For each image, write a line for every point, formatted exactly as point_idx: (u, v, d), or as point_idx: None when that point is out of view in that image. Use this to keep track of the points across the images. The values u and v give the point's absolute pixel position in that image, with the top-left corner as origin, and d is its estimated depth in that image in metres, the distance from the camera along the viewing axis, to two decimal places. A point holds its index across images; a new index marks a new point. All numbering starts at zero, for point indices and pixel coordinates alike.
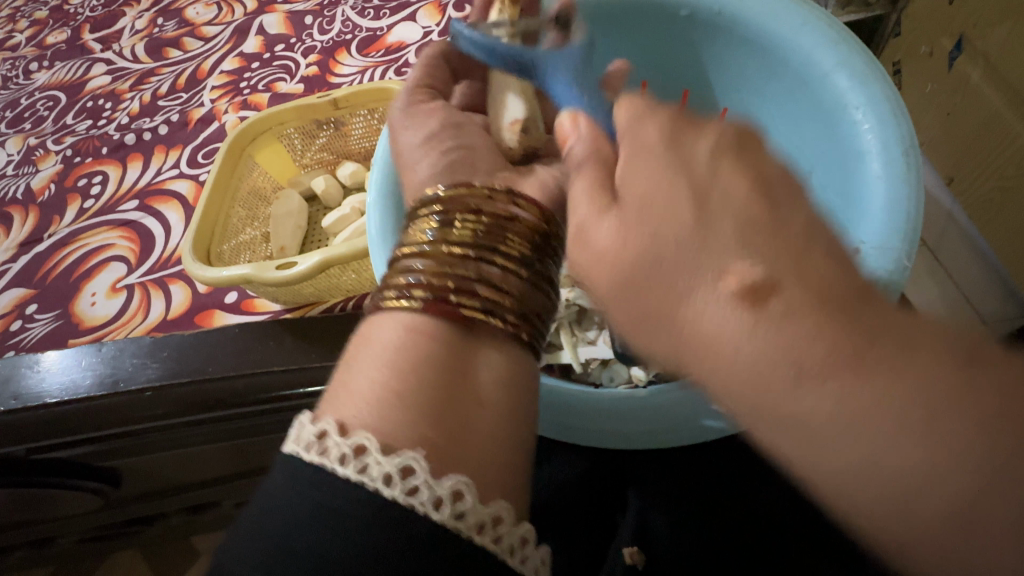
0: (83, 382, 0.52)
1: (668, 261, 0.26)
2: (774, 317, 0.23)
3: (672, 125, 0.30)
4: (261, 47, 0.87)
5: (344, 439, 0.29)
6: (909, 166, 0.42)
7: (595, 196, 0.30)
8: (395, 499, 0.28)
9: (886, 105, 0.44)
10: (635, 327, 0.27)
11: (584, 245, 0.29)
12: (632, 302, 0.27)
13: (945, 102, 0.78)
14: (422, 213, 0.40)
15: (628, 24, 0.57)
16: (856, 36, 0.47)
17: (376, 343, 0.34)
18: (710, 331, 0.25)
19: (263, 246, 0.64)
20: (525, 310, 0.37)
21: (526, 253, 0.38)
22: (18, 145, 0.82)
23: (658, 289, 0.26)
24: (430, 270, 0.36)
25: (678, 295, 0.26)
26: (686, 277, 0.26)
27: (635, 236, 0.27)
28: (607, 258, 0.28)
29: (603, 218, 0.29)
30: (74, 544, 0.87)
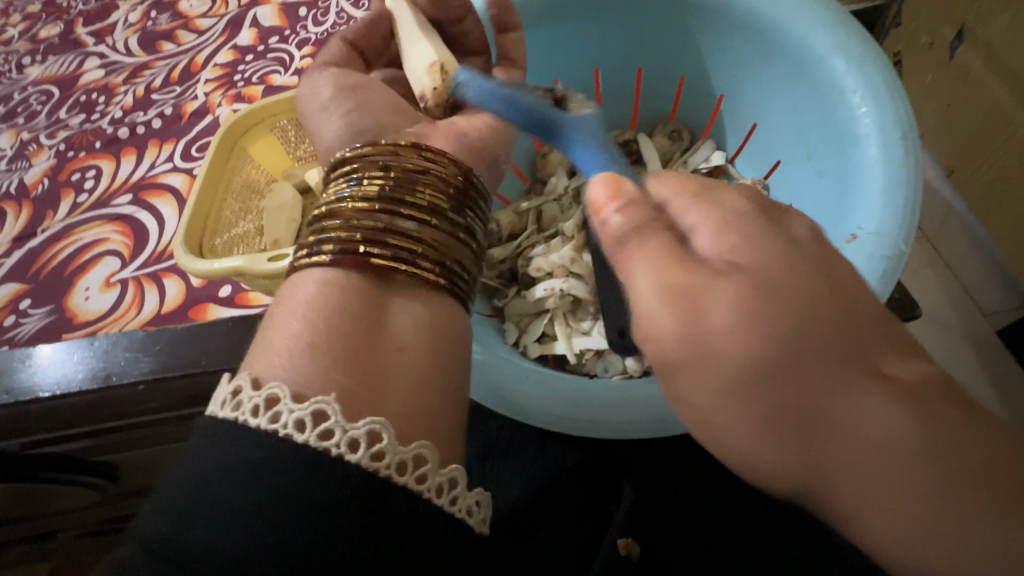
0: (74, 376, 0.52)
1: (812, 349, 0.23)
2: (926, 401, 0.22)
3: (752, 200, 0.29)
4: (254, 39, 0.86)
5: (256, 392, 0.30)
6: (907, 150, 0.41)
7: (694, 267, 0.26)
8: (307, 443, 0.28)
9: (882, 88, 0.44)
10: (765, 420, 0.23)
11: (697, 330, 0.25)
12: (766, 391, 0.23)
13: (946, 91, 0.77)
14: (335, 173, 0.40)
15: (625, 11, 0.56)
16: (851, 17, 0.46)
17: (293, 302, 0.35)
18: (874, 439, 0.22)
19: (257, 240, 0.63)
20: (441, 258, 0.37)
21: (440, 203, 0.38)
22: (11, 139, 0.81)
23: (808, 399, 0.23)
24: (339, 229, 0.36)
25: (831, 395, 0.23)
26: (837, 371, 0.23)
27: (770, 328, 0.24)
28: (736, 344, 0.24)
29: (714, 296, 0.25)
30: (74, 539, 0.87)
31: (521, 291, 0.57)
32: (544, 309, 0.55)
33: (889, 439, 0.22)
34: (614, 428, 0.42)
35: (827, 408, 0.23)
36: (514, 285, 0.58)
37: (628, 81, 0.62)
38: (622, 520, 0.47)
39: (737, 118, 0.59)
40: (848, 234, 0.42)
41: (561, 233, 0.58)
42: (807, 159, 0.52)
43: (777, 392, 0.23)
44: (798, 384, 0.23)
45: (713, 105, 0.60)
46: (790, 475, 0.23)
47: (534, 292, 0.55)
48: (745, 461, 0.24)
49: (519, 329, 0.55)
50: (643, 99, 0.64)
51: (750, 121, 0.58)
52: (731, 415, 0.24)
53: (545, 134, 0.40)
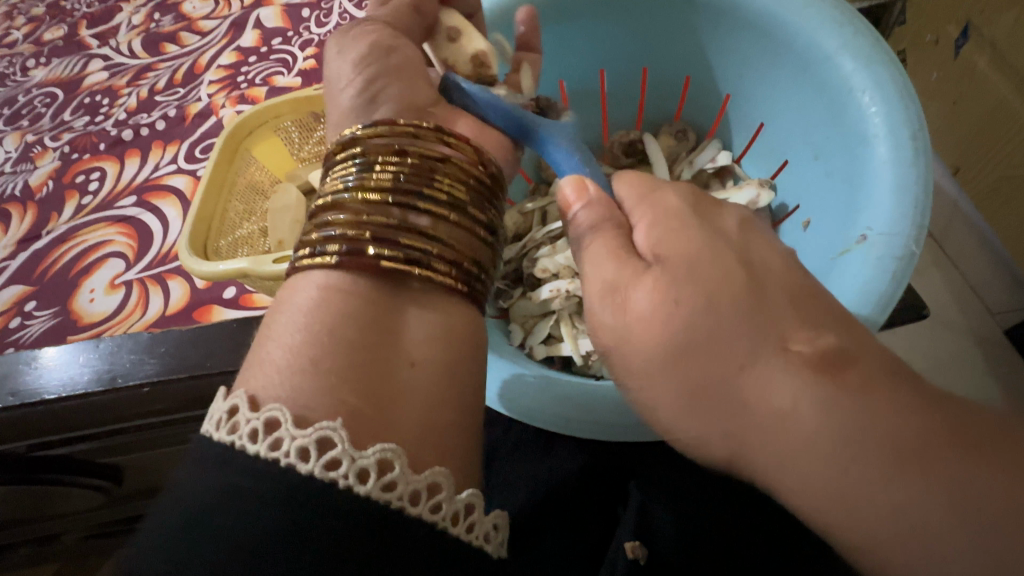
0: (79, 379, 0.51)
1: (723, 331, 0.28)
2: (850, 385, 0.25)
3: (692, 201, 0.34)
4: (258, 40, 0.86)
5: (254, 414, 0.30)
6: (917, 149, 0.41)
7: (629, 259, 0.32)
8: (313, 474, 0.28)
9: (892, 87, 0.43)
10: (686, 400, 0.28)
11: (623, 310, 0.31)
12: (688, 369, 0.28)
13: (952, 90, 0.77)
14: (341, 158, 0.39)
15: (629, 11, 0.56)
16: (859, 16, 0.46)
17: (295, 305, 0.35)
18: (778, 407, 0.26)
19: (261, 241, 0.62)
20: (455, 256, 0.37)
21: (457, 196, 0.39)
22: (16, 142, 0.81)
23: (709, 359, 0.28)
24: (348, 223, 0.36)
25: (733, 368, 0.27)
26: (745, 351, 0.27)
27: (678, 312, 0.29)
28: (651, 327, 0.29)
29: (641, 279, 0.31)
30: (81, 540, 0.87)
31: (527, 292, 0.56)
32: (549, 311, 0.54)
33: (792, 409, 0.26)
34: (627, 434, 0.42)
35: (732, 382, 0.27)
36: (520, 286, 0.57)
37: (632, 83, 0.62)
38: (631, 525, 0.46)
39: (744, 118, 0.59)
40: (857, 235, 0.42)
41: (565, 234, 0.57)
42: (814, 159, 0.52)
43: (688, 363, 0.28)
44: (710, 356, 0.28)
45: (719, 105, 0.60)
46: (715, 434, 0.28)
47: (540, 292, 0.54)
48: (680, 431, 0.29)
49: (525, 330, 0.55)
50: (648, 99, 0.63)
51: (757, 122, 0.58)
52: (658, 378, 0.29)
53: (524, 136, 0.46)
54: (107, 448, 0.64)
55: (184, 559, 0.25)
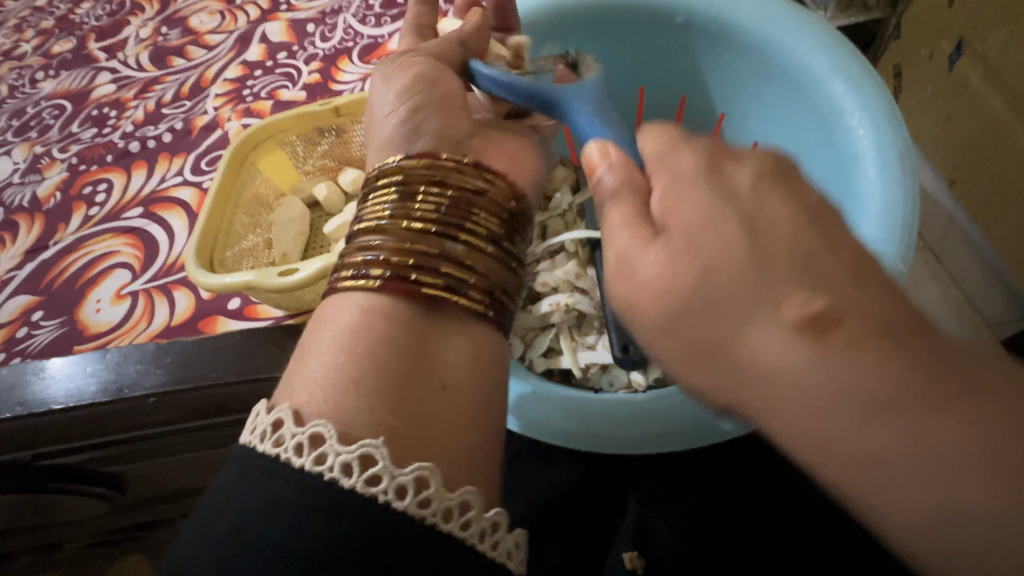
0: (86, 389, 0.52)
1: (723, 290, 0.26)
2: (834, 346, 0.24)
3: (708, 158, 0.30)
4: (263, 55, 0.87)
5: (300, 428, 0.31)
6: (904, 171, 0.42)
7: (636, 229, 0.30)
8: (355, 489, 0.29)
9: (881, 111, 0.44)
10: (687, 353, 0.27)
11: (630, 277, 0.30)
12: (687, 330, 0.27)
13: (945, 104, 0.78)
14: (383, 186, 0.40)
15: (626, 32, 0.57)
16: (849, 41, 0.47)
17: (339, 325, 0.36)
18: (769, 365, 0.25)
19: (264, 253, 0.64)
20: (490, 287, 0.39)
21: (494, 231, 0.40)
22: (24, 153, 0.83)
23: (710, 318, 0.26)
24: (394, 249, 0.37)
25: (730, 330, 0.26)
26: (741, 308, 0.26)
27: (681, 269, 0.27)
28: (658, 284, 0.28)
29: (648, 248, 0.29)
30: (81, 549, 0.88)
31: (528, 305, 0.57)
32: (549, 324, 0.55)
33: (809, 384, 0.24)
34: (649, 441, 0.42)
35: (729, 341, 0.26)
36: (520, 299, 0.58)
37: (630, 100, 0.63)
38: (631, 535, 0.47)
39: (738, 137, 0.60)
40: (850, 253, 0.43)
41: (564, 249, 0.59)
42: (806, 179, 0.53)
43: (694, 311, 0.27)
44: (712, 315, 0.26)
45: (715, 124, 0.61)
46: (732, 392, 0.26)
47: (540, 306, 0.55)
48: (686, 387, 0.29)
49: (525, 343, 0.56)
50: (646, 115, 0.64)
51: (751, 141, 0.59)
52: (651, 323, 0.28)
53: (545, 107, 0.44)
54: (110, 457, 0.64)
55: (228, 555, 0.27)
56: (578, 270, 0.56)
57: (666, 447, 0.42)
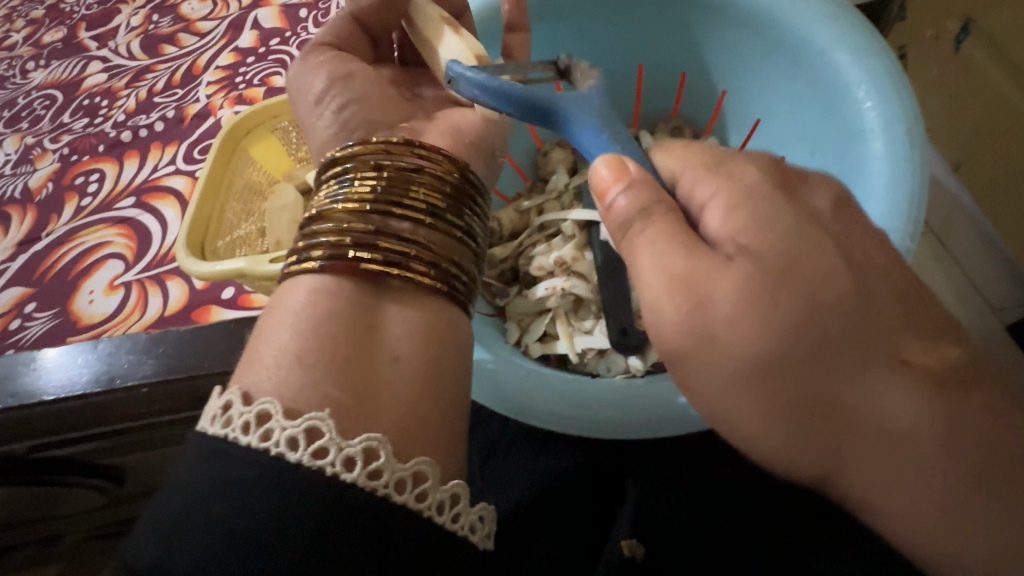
0: (78, 380, 0.52)
1: (835, 331, 0.27)
2: (962, 398, 0.26)
3: (779, 177, 0.32)
4: (256, 41, 0.86)
5: (246, 407, 0.30)
6: (912, 143, 0.41)
7: (701, 255, 0.29)
8: (300, 462, 0.28)
9: (888, 81, 0.43)
10: (787, 408, 0.27)
11: (698, 308, 0.29)
12: (787, 381, 0.27)
13: (953, 84, 0.76)
14: (326, 176, 0.40)
15: (623, 13, 0.56)
16: (854, 9, 0.46)
17: (283, 309, 0.36)
18: (894, 426, 0.26)
19: (259, 242, 0.61)
20: (436, 259, 0.37)
21: (433, 205, 0.38)
22: (15, 144, 0.81)
23: (818, 371, 0.27)
24: (331, 231, 0.36)
25: (846, 383, 0.26)
26: (857, 362, 0.27)
27: (769, 320, 0.27)
28: (738, 330, 0.28)
29: (726, 270, 0.29)
30: (82, 541, 0.88)
31: (524, 291, 0.56)
32: (546, 309, 0.54)
33: (911, 430, 0.26)
34: (604, 429, 0.42)
35: (844, 394, 0.26)
36: (516, 285, 0.57)
37: (629, 79, 0.61)
38: (630, 520, 0.46)
39: (739, 115, 0.58)
40: None
41: (562, 232, 0.57)
42: (810, 157, 0.52)
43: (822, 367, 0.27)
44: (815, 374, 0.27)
45: (715, 101, 0.59)
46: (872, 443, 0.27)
47: (536, 291, 0.54)
48: (759, 445, 0.29)
49: (521, 328, 0.55)
50: (644, 96, 0.62)
51: (754, 118, 0.57)
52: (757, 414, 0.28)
53: (541, 118, 0.40)
54: (107, 449, 0.64)
55: (177, 544, 0.26)
56: (575, 253, 0.54)
57: (664, 431, 0.41)
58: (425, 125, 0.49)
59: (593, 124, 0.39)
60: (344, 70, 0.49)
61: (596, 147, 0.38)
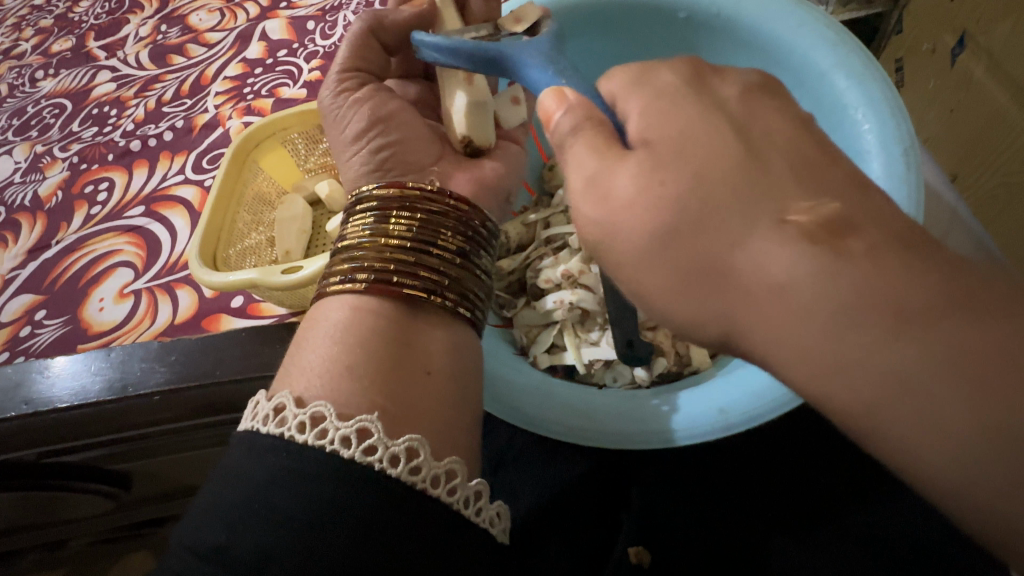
0: (92, 387, 0.52)
1: (718, 204, 0.26)
2: (855, 253, 0.23)
3: (696, 85, 0.31)
4: (263, 52, 0.87)
5: (300, 409, 0.31)
6: (909, 164, 0.42)
7: (612, 150, 0.29)
8: (352, 459, 0.29)
9: (885, 105, 0.45)
10: (679, 279, 0.26)
11: (605, 200, 0.28)
12: (676, 250, 0.26)
13: (949, 98, 0.78)
14: (358, 208, 0.40)
15: (626, 32, 0.57)
16: (851, 34, 0.47)
17: (327, 325, 0.36)
18: (775, 279, 0.24)
19: (268, 251, 0.64)
20: (464, 291, 0.39)
21: (465, 245, 0.40)
22: (25, 152, 0.82)
23: (704, 236, 0.26)
24: (372, 257, 0.37)
25: (727, 246, 0.25)
26: (738, 217, 0.26)
27: (661, 205, 0.26)
28: (638, 211, 0.27)
29: (623, 164, 0.28)
30: (87, 547, 0.88)
31: (531, 302, 0.57)
32: (552, 321, 0.55)
33: (789, 280, 0.24)
34: (636, 439, 0.42)
35: (729, 256, 0.25)
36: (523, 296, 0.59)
37: None
38: (633, 528, 0.49)
39: None
40: None
41: (568, 245, 0.59)
42: None
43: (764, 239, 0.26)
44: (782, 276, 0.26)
45: None
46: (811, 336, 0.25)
47: (544, 303, 0.55)
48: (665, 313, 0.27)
49: (529, 339, 0.56)
50: None
51: None
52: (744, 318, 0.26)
53: (494, 66, 0.42)
54: (116, 455, 0.64)
55: (232, 545, 0.27)
56: (582, 267, 0.55)
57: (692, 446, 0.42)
58: (446, 164, 0.49)
59: (535, 56, 0.40)
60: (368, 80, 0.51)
61: (541, 79, 0.39)
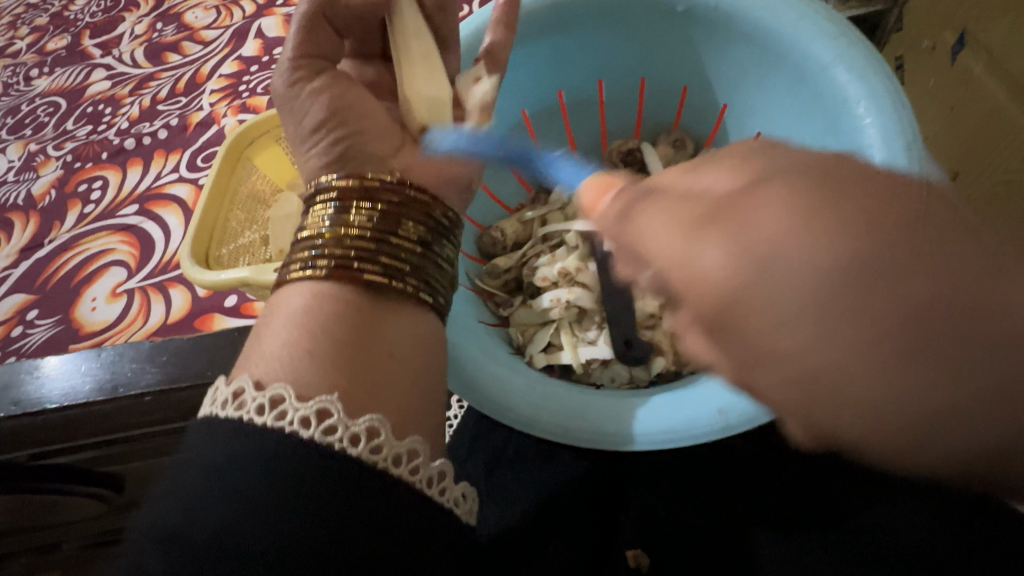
0: (82, 388, 0.52)
1: (899, 257, 0.16)
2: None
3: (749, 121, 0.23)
4: (259, 50, 0.86)
5: (260, 392, 0.30)
6: (911, 160, 0.42)
7: (700, 197, 0.19)
8: (311, 438, 0.29)
9: (887, 99, 0.44)
10: (854, 374, 0.16)
11: (703, 272, 0.18)
12: (849, 331, 0.16)
13: (950, 96, 0.77)
14: (318, 197, 0.39)
15: (623, 25, 0.56)
16: (853, 27, 0.46)
17: (288, 309, 0.35)
18: (992, 359, 0.15)
19: (262, 251, 0.61)
20: (427, 279, 0.38)
21: (426, 235, 0.39)
22: (19, 151, 0.82)
23: (889, 304, 0.15)
24: (330, 247, 0.36)
25: (923, 310, 0.15)
26: (928, 270, 0.16)
27: (811, 261, 0.16)
28: (768, 276, 0.17)
29: (721, 226, 0.18)
30: (81, 549, 0.87)
31: (527, 301, 0.57)
32: (549, 320, 0.55)
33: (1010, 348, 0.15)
34: (612, 440, 0.42)
35: (929, 324, 0.15)
36: (519, 294, 0.58)
37: (631, 90, 0.62)
38: (634, 533, 0.48)
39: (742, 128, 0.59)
40: None
41: (565, 242, 0.58)
42: None
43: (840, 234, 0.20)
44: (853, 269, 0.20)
45: (716, 116, 0.61)
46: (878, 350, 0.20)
47: (540, 301, 0.55)
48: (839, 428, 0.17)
49: (525, 338, 0.56)
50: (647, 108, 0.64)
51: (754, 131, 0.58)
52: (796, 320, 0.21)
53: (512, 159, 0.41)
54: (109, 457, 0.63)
55: (185, 528, 0.26)
56: (578, 264, 0.55)
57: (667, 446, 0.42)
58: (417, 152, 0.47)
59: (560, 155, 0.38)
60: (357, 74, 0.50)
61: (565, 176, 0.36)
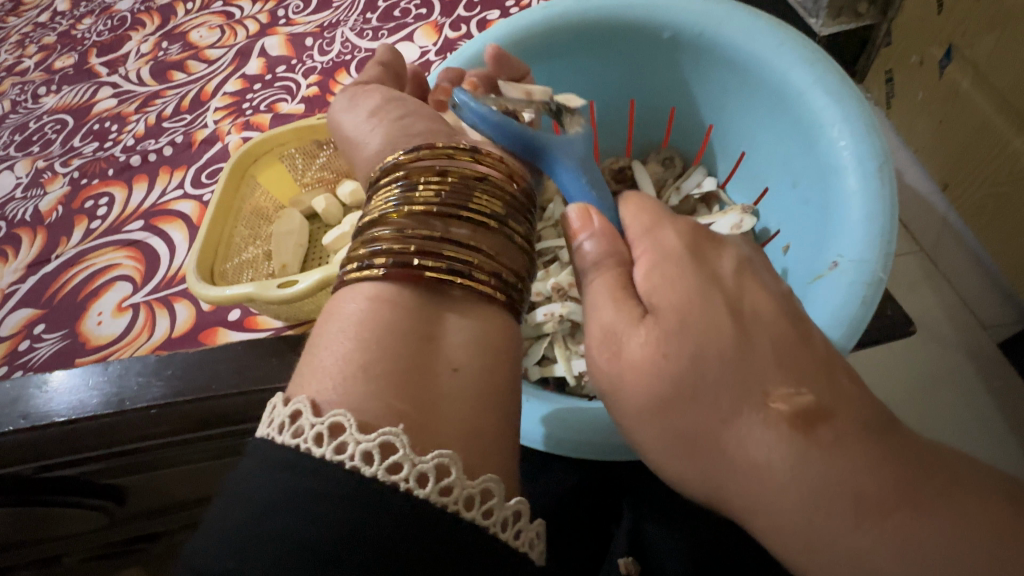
0: (89, 401, 0.53)
1: (711, 376, 0.31)
2: (823, 442, 0.29)
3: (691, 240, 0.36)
4: (262, 68, 0.89)
5: (318, 418, 0.31)
6: (884, 180, 0.43)
7: (623, 302, 0.35)
8: (375, 476, 0.29)
9: (860, 122, 0.46)
10: (669, 440, 0.32)
11: (614, 356, 0.34)
12: (673, 418, 0.32)
13: (938, 109, 0.79)
14: (384, 181, 0.42)
15: (612, 49, 0.58)
16: (828, 54, 0.49)
17: (343, 316, 0.36)
18: (754, 458, 0.29)
19: (264, 265, 0.65)
20: (498, 270, 0.39)
21: (497, 211, 0.41)
22: (27, 168, 0.84)
23: (706, 416, 0.31)
24: (391, 239, 0.37)
25: (721, 419, 0.31)
26: (737, 400, 0.31)
27: (666, 368, 0.32)
28: (645, 372, 0.33)
29: (635, 329, 0.34)
30: (80, 563, 0.88)
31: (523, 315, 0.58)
32: (544, 333, 0.56)
33: (767, 462, 0.29)
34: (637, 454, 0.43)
35: (721, 430, 0.31)
36: None
37: (621, 112, 0.65)
38: (624, 542, 0.48)
39: (726, 146, 0.61)
40: (829, 262, 0.43)
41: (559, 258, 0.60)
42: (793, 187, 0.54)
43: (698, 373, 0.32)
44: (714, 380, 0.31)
45: (703, 134, 0.63)
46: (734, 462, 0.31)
47: (535, 315, 0.56)
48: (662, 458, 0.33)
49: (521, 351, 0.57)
50: (637, 128, 0.66)
51: (738, 151, 0.60)
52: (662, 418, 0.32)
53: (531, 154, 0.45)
54: (111, 470, 0.64)
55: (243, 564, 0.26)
56: (571, 279, 0.57)
57: None
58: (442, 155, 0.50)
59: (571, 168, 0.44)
60: (383, 93, 0.53)
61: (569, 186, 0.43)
